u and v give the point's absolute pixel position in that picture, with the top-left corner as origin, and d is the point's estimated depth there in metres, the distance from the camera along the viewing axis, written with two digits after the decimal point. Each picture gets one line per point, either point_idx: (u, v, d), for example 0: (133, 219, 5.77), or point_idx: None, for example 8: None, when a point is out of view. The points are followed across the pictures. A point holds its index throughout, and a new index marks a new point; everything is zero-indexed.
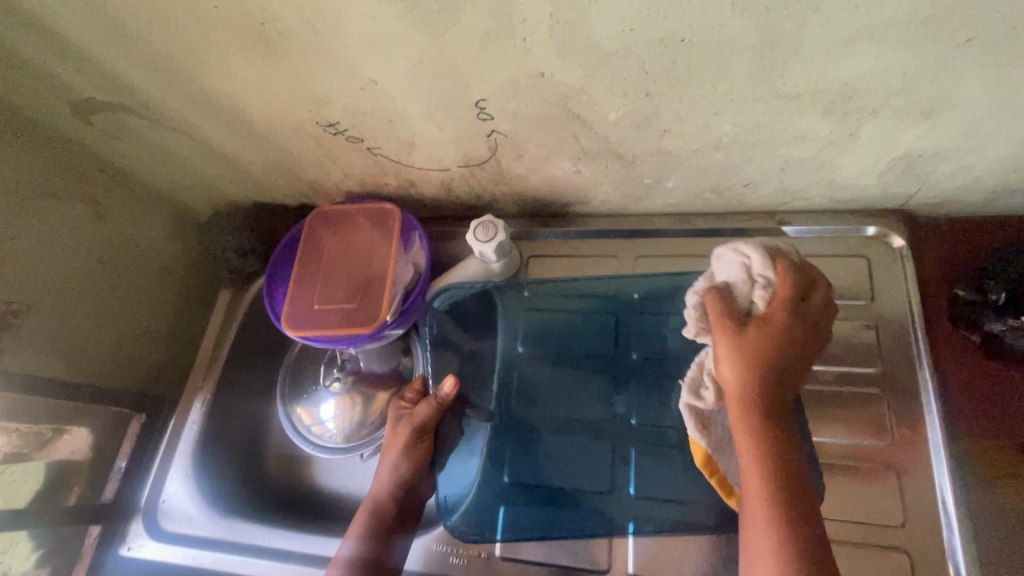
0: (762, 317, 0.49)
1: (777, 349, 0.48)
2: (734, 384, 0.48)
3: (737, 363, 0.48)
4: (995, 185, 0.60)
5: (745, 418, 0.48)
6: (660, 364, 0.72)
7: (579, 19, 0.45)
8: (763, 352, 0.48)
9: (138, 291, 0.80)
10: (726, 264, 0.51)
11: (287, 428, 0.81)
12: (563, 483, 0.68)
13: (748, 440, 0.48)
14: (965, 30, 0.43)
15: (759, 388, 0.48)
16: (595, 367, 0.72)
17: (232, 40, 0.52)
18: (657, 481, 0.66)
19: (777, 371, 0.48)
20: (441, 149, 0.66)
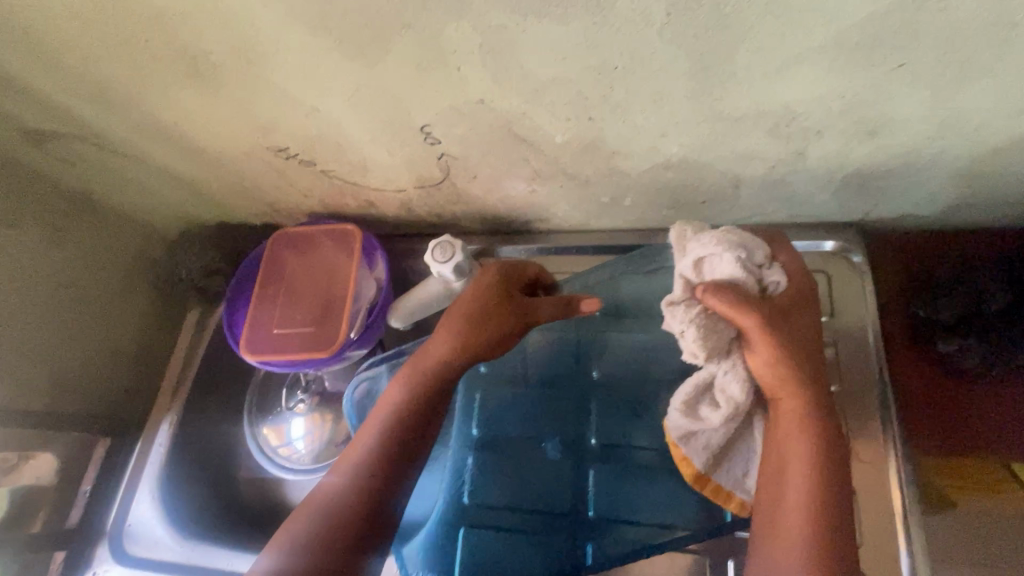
0: (787, 298, 0.51)
1: (807, 324, 0.51)
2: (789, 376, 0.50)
3: (788, 350, 0.49)
4: (952, 202, 0.60)
5: (791, 396, 0.50)
6: (621, 382, 0.71)
7: (508, 50, 0.45)
8: (800, 329, 0.51)
9: (105, 313, 0.79)
10: (724, 258, 0.50)
11: (254, 449, 0.82)
12: (523, 505, 0.67)
13: (797, 419, 0.50)
14: (897, 56, 0.42)
15: (803, 365, 0.50)
16: (557, 386, 0.72)
17: (170, 71, 0.51)
18: (617, 502, 0.66)
19: (811, 343, 0.51)
20: (394, 171, 0.65)
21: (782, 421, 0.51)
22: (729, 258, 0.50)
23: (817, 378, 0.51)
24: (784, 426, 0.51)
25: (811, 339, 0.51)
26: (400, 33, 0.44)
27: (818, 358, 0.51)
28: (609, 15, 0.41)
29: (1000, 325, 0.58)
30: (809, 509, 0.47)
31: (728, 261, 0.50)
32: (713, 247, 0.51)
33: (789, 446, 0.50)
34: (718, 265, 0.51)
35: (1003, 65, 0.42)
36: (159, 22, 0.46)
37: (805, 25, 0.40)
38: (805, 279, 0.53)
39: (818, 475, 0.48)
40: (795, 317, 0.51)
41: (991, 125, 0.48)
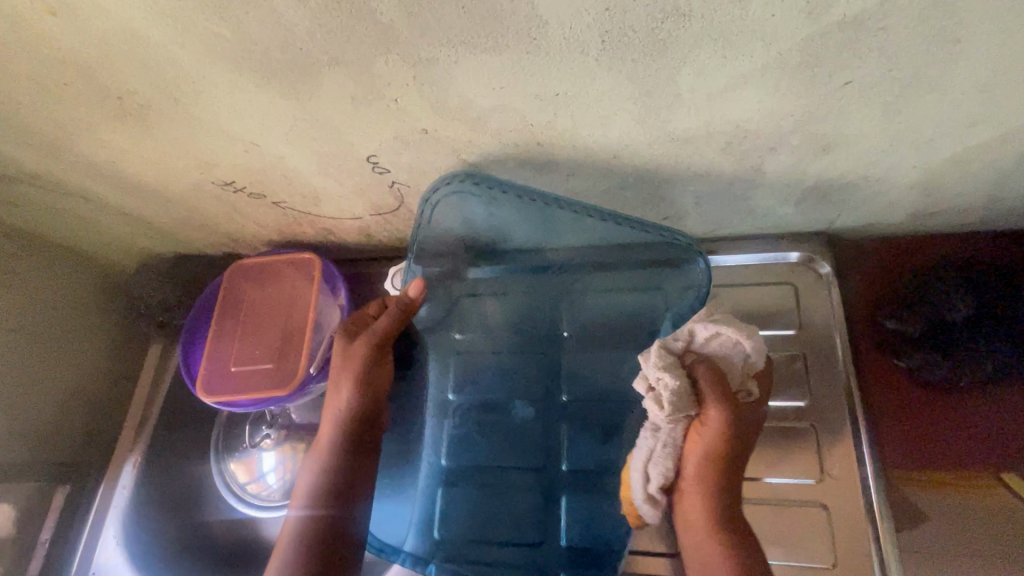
0: (756, 411, 0.56)
1: (755, 438, 0.57)
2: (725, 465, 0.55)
3: (728, 456, 0.55)
4: (914, 211, 0.58)
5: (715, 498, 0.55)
6: (591, 405, 0.69)
7: (444, 81, 0.43)
8: (748, 442, 0.56)
9: (62, 355, 0.75)
10: (716, 344, 0.56)
11: (222, 486, 0.79)
12: (497, 536, 0.66)
13: (702, 513, 0.55)
14: (843, 74, 0.41)
15: (733, 473, 0.55)
16: (527, 412, 0.70)
17: (96, 112, 0.49)
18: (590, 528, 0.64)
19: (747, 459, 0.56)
20: (347, 200, 0.63)
21: (686, 510, 0.56)
22: (721, 345, 0.56)
23: (737, 487, 0.56)
24: (688, 509, 0.56)
25: (750, 451, 0.57)
26: (328, 68, 0.42)
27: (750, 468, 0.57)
28: (542, 44, 0.39)
29: (968, 336, 0.57)
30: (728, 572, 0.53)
31: (718, 348, 0.56)
32: (712, 333, 0.56)
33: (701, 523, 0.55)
34: (713, 343, 0.56)
35: (950, 79, 0.41)
36: (77, 66, 0.44)
37: (745, 47, 0.39)
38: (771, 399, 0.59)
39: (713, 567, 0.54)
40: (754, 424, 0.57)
41: (945, 137, 0.47)
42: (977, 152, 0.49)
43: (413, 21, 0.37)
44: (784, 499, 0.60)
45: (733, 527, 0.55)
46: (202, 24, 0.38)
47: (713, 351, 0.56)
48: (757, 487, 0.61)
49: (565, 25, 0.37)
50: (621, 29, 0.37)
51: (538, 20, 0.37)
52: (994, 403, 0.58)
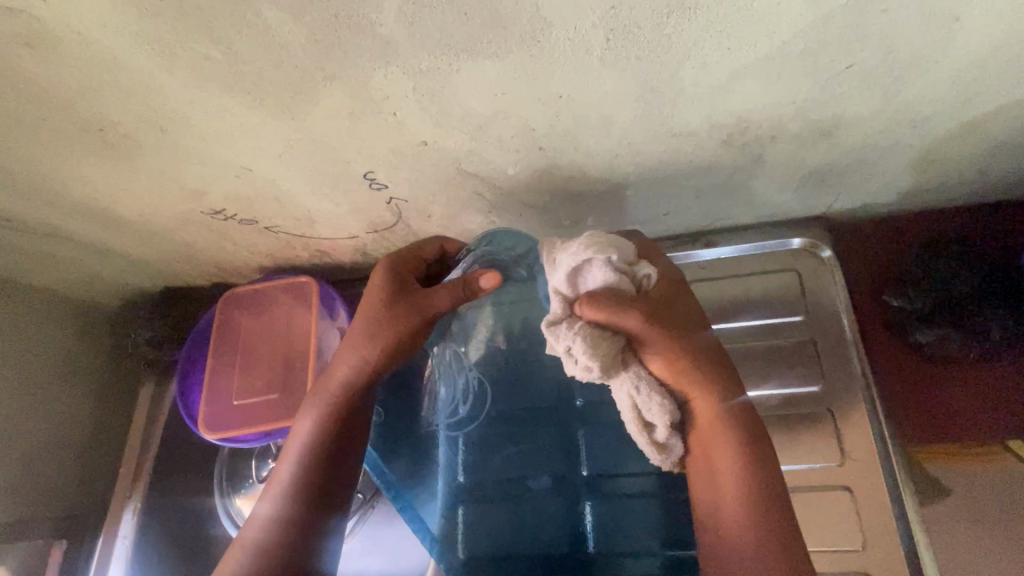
0: (657, 286, 0.49)
1: (686, 313, 0.50)
2: (687, 373, 0.48)
3: (679, 348, 0.48)
4: (909, 189, 0.59)
5: (703, 397, 0.49)
6: (606, 407, 0.67)
7: (445, 91, 0.42)
8: (681, 324, 0.49)
9: (48, 404, 0.72)
10: (591, 266, 0.46)
11: (228, 524, 0.74)
12: (522, 549, 0.65)
13: (708, 423, 0.49)
14: (843, 58, 0.41)
15: (693, 360, 0.49)
16: (542, 420, 0.68)
17: (75, 146, 0.47)
18: (618, 531, 0.64)
19: (696, 341, 0.49)
20: (343, 220, 0.62)
21: (698, 424, 0.49)
22: (593, 267, 0.46)
23: (717, 377, 0.49)
24: (701, 433, 0.49)
25: (692, 330, 0.49)
26: (324, 85, 0.40)
27: (708, 347, 0.50)
28: (546, 47, 0.38)
29: (974, 306, 0.58)
30: (759, 490, 0.47)
31: (596, 271, 0.46)
32: (570, 260, 0.46)
33: (713, 443, 0.49)
34: (582, 275, 0.46)
35: (947, 57, 0.41)
36: (55, 99, 0.41)
37: (750, 38, 0.39)
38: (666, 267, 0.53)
39: (749, 480, 0.47)
40: (676, 306, 0.50)
41: (940, 114, 0.48)
42: (971, 128, 0.50)
43: (413, 32, 0.36)
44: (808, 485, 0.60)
45: (742, 430, 0.48)
46: (190, 46, 0.36)
47: (592, 281, 0.46)
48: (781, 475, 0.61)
49: (569, 26, 0.36)
50: (626, 26, 0.37)
51: (542, 22, 0.36)
52: (1005, 371, 0.59)
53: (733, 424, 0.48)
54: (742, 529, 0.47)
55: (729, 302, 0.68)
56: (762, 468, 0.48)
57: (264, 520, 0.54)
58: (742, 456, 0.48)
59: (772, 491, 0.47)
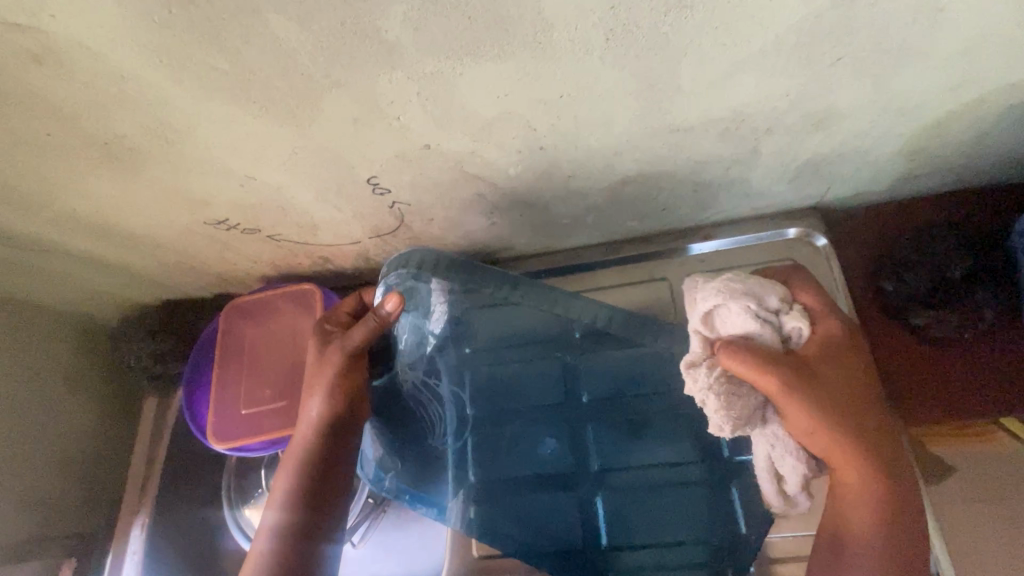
0: (817, 346, 0.49)
1: (833, 366, 0.48)
2: (833, 438, 0.47)
3: (830, 414, 0.47)
4: (900, 176, 0.61)
5: (847, 464, 0.48)
6: (613, 401, 0.67)
7: (449, 94, 0.42)
8: (831, 375, 0.48)
9: (53, 422, 0.71)
10: (733, 321, 0.47)
11: (239, 535, 0.74)
12: (532, 542, 0.66)
13: (856, 483, 0.48)
14: (836, 50, 0.42)
15: (840, 411, 0.47)
16: (550, 418, 0.69)
17: (80, 161, 0.47)
18: (629, 524, 0.65)
19: (842, 393, 0.48)
20: (346, 225, 0.62)
21: (844, 480, 0.49)
22: (739, 322, 0.47)
23: (871, 437, 0.48)
24: (841, 484, 0.49)
25: (834, 379, 0.48)
26: (330, 92, 0.41)
27: (855, 394, 0.48)
28: (548, 48, 0.39)
29: (964, 289, 0.60)
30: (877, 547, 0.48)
31: (738, 324, 0.47)
32: (741, 308, 0.47)
33: (852, 499, 0.49)
34: (731, 325, 0.47)
35: (934, 47, 0.43)
36: (61, 114, 0.41)
37: (744, 34, 0.40)
38: (834, 318, 0.50)
39: (882, 537, 0.49)
40: (824, 365, 0.48)
41: (929, 103, 0.49)
42: (958, 114, 0.51)
43: (418, 37, 0.37)
44: None
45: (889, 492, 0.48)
46: (198, 58, 0.37)
47: (734, 331, 0.47)
48: None
49: (571, 28, 0.37)
50: (626, 25, 0.38)
51: (545, 24, 0.37)
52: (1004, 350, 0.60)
53: (876, 485, 0.48)
54: (867, 545, 0.49)
55: None
56: (889, 524, 0.49)
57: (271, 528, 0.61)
58: (878, 512, 0.49)
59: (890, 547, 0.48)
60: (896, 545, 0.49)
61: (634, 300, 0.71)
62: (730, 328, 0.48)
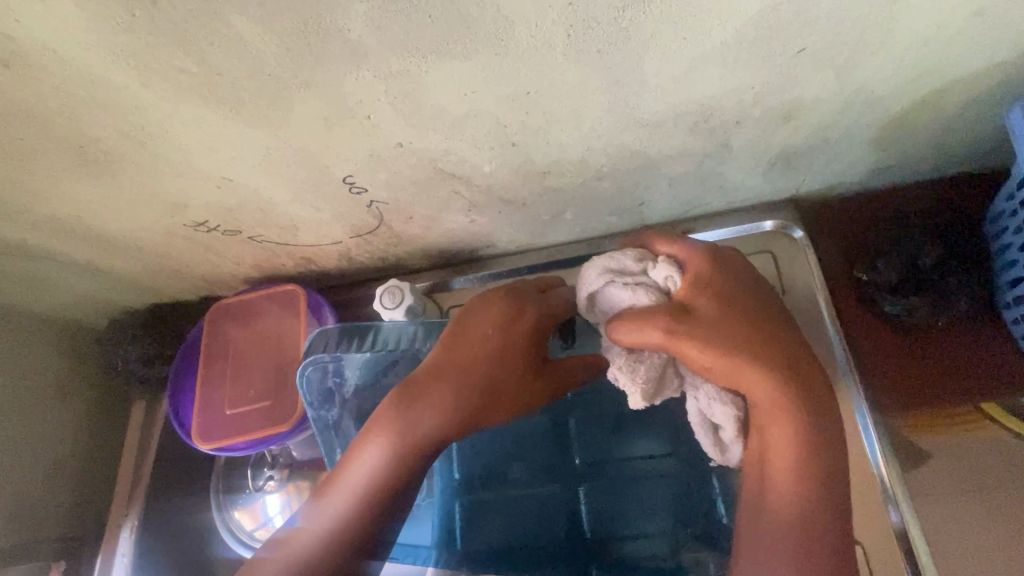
0: (689, 288, 0.48)
1: (712, 304, 0.47)
2: (730, 368, 0.45)
3: (721, 346, 0.45)
4: (873, 166, 0.61)
5: (755, 384, 0.45)
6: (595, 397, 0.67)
7: (416, 92, 0.43)
8: (712, 312, 0.47)
9: (40, 426, 0.72)
10: (615, 289, 0.50)
11: (230, 537, 0.76)
12: (522, 540, 0.66)
13: (772, 409, 0.45)
14: (796, 42, 0.43)
15: (733, 343, 0.45)
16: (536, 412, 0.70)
17: (56, 164, 0.47)
18: (613, 517, 0.65)
19: (728, 326, 0.46)
20: (326, 225, 0.63)
21: (760, 410, 0.46)
22: (619, 292, 0.49)
23: (772, 360, 0.46)
24: (761, 420, 0.46)
25: (715, 313, 0.47)
26: (299, 92, 0.42)
27: (743, 327, 0.46)
28: (510, 45, 0.40)
29: (937, 277, 0.61)
30: (810, 487, 0.44)
31: (619, 294, 0.49)
32: (613, 285, 0.50)
33: (772, 436, 0.45)
34: (616, 298, 0.50)
35: (893, 37, 0.43)
36: (34, 118, 0.42)
37: (703, 27, 0.40)
38: (705, 258, 0.49)
39: (809, 465, 0.44)
40: (707, 304, 0.47)
41: (893, 93, 0.50)
42: (924, 104, 0.52)
43: (381, 35, 0.37)
44: None
45: (807, 417, 0.45)
46: (165, 60, 0.37)
47: (620, 301, 0.50)
48: None
49: (531, 24, 0.38)
50: (585, 21, 0.38)
51: (505, 21, 0.37)
52: (971, 336, 0.61)
53: (795, 414, 0.45)
54: (795, 488, 0.44)
55: None
56: (813, 460, 0.45)
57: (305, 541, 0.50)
58: (805, 445, 0.44)
59: (824, 487, 0.44)
60: (828, 495, 0.44)
61: None
62: (624, 298, 0.49)
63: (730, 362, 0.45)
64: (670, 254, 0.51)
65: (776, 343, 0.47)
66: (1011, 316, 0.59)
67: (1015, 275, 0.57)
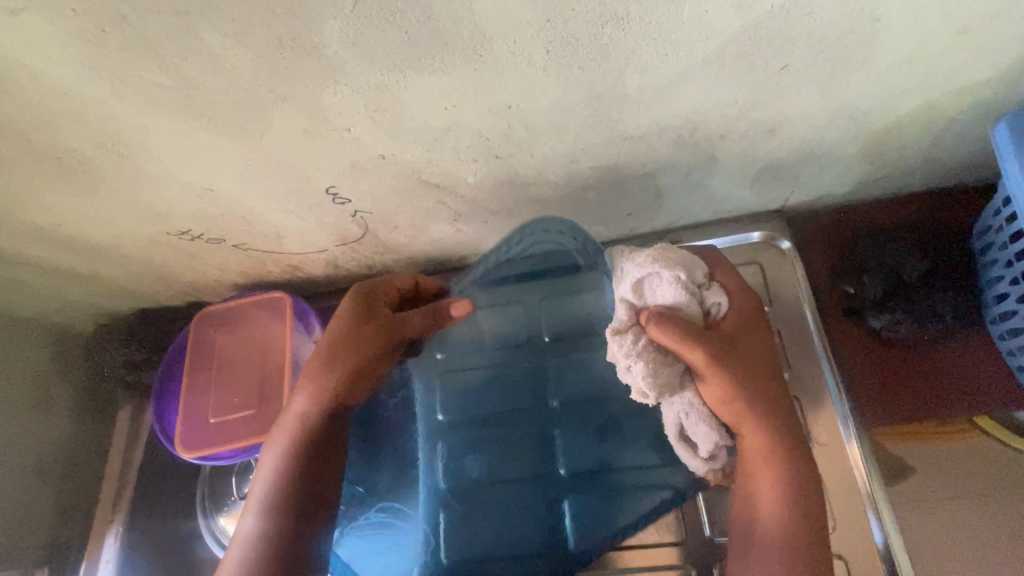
0: (732, 321, 0.54)
1: (745, 343, 0.54)
2: (741, 404, 0.51)
3: (741, 382, 0.51)
4: (860, 179, 0.61)
5: (753, 430, 0.51)
6: (580, 407, 0.69)
7: (395, 106, 0.43)
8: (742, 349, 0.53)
9: (24, 432, 0.71)
10: (658, 293, 0.53)
11: (215, 545, 0.75)
12: (507, 549, 0.65)
13: (764, 450, 0.51)
14: (778, 59, 0.43)
15: (749, 382, 0.51)
16: (522, 420, 0.70)
17: (34, 175, 0.47)
18: (598, 528, 0.65)
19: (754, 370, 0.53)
20: (311, 234, 0.62)
21: (749, 449, 0.51)
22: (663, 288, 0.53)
23: (771, 409, 0.52)
24: (750, 459, 0.52)
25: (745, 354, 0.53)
26: (277, 105, 0.41)
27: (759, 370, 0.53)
28: (489, 60, 0.39)
29: (924, 292, 0.60)
30: (790, 522, 0.49)
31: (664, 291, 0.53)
32: (659, 282, 0.54)
33: (761, 471, 0.51)
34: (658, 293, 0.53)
35: (876, 55, 0.43)
36: (8, 130, 0.42)
37: (684, 44, 0.40)
38: (748, 300, 0.56)
39: (793, 501, 0.49)
40: (742, 340, 0.54)
41: (878, 109, 0.50)
42: (910, 119, 0.51)
43: (357, 51, 0.37)
44: None
45: (796, 463, 0.50)
46: (138, 73, 0.37)
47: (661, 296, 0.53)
48: None
49: (509, 40, 0.38)
50: (564, 38, 0.38)
51: (482, 38, 0.37)
52: (958, 350, 0.61)
53: (787, 457, 0.50)
54: (781, 520, 0.49)
55: None
56: (799, 498, 0.49)
57: (249, 536, 0.55)
58: (788, 484, 0.50)
59: (806, 522, 0.49)
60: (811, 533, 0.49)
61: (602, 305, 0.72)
62: (658, 299, 0.53)
63: (742, 398, 0.51)
64: (721, 283, 0.56)
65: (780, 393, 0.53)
66: (997, 331, 0.59)
67: (1000, 292, 0.57)
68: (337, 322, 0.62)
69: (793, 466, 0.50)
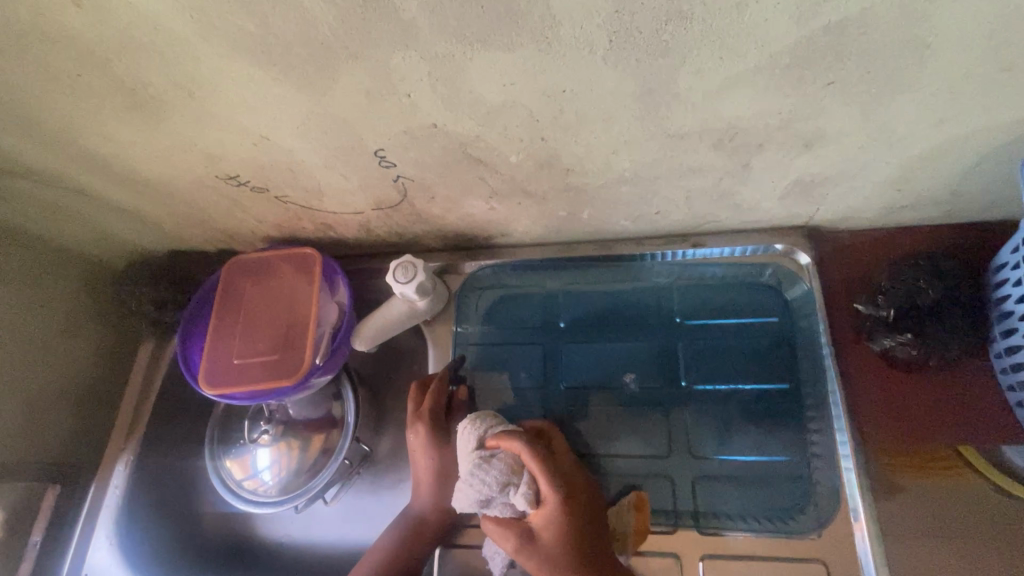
0: (559, 456, 0.56)
1: (555, 446, 0.57)
2: (562, 488, 0.52)
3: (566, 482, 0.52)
4: (886, 203, 0.63)
5: (561, 505, 0.51)
6: (587, 327, 0.74)
7: (458, 77, 0.45)
8: (557, 467, 0.54)
9: (46, 353, 0.74)
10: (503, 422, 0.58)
11: (218, 484, 0.77)
12: None
13: (568, 536, 0.50)
14: (825, 75, 0.44)
15: (576, 493, 0.53)
16: (531, 336, 0.75)
17: (107, 104, 0.50)
18: (586, 436, 0.69)
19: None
20: (351, 195, 0.64)
21: (552, 533, 0.50)
22: (496, 472, 0.53)
23: (588, 524, 0.52)
24: (552, 539, 0.50)
25: (550, 502, 0.51)
26: (347, 62, 0.43)
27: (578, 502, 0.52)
28: (553, 42, 0.41)
29: (934, 318, 0.62)
30: (560, 558, 0.50)
31: (498, 468, 0.53)
32: (481, 427, 0.57)
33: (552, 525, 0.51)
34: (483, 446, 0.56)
35: (918, 82, 0.45)
36: (92, 55, 0.44)
37: (741, 49, 0.42)
38: (559, 442, 0.58)
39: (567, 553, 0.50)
40: (558, 459, 0.56)
41: (912, 135, 0.51)
42: (942, 150, 0.53)
43: (433, 20, 0.39)
44: (774, 477, 0.64)
45: (589, 541, 0.51)
46: (227, 16, 0.40)
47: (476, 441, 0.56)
48: (753, 464, 0.65)
49: (577, 26, 0.40)
50: (628, 30, 0.40)
51: (553, 20, 0.39)
52: (959, 380, 0.64)
53: (581, 535, 0.51)
54: (547, 552, 0.50)
55: (714, 301, 0.72)
56: (579, 556, 0.50)
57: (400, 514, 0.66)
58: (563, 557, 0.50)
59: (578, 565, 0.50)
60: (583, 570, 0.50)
61: (617, 300, 0.75)
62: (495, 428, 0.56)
63: (564, 492, 0.51)
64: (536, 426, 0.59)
65: (587, 507, 0.53)
66: (1000, 366, 0.62)
67: (1008, 326, 0.59)
68: (427, 456, 0.64)
69: (582, 552, 0.50)
